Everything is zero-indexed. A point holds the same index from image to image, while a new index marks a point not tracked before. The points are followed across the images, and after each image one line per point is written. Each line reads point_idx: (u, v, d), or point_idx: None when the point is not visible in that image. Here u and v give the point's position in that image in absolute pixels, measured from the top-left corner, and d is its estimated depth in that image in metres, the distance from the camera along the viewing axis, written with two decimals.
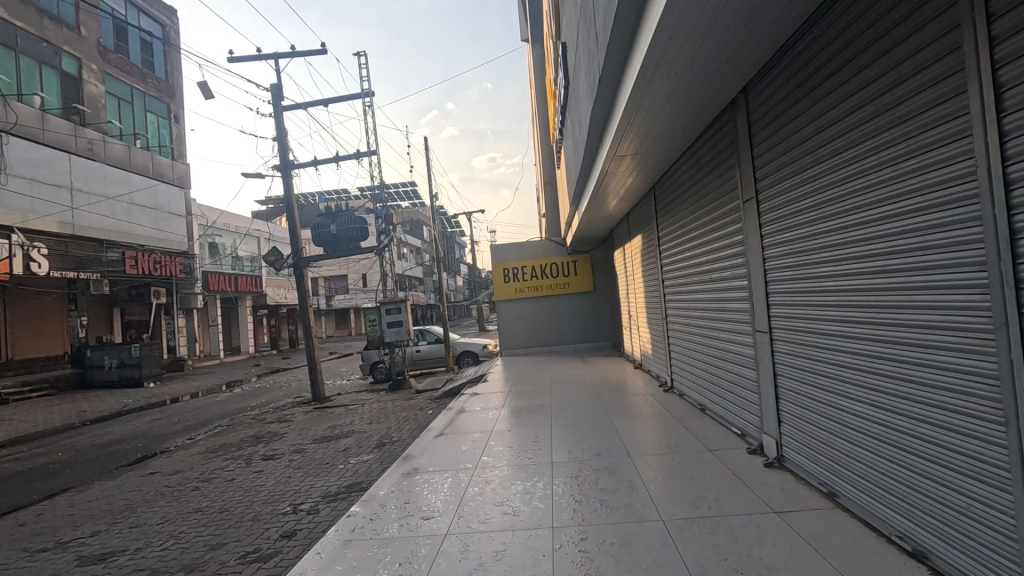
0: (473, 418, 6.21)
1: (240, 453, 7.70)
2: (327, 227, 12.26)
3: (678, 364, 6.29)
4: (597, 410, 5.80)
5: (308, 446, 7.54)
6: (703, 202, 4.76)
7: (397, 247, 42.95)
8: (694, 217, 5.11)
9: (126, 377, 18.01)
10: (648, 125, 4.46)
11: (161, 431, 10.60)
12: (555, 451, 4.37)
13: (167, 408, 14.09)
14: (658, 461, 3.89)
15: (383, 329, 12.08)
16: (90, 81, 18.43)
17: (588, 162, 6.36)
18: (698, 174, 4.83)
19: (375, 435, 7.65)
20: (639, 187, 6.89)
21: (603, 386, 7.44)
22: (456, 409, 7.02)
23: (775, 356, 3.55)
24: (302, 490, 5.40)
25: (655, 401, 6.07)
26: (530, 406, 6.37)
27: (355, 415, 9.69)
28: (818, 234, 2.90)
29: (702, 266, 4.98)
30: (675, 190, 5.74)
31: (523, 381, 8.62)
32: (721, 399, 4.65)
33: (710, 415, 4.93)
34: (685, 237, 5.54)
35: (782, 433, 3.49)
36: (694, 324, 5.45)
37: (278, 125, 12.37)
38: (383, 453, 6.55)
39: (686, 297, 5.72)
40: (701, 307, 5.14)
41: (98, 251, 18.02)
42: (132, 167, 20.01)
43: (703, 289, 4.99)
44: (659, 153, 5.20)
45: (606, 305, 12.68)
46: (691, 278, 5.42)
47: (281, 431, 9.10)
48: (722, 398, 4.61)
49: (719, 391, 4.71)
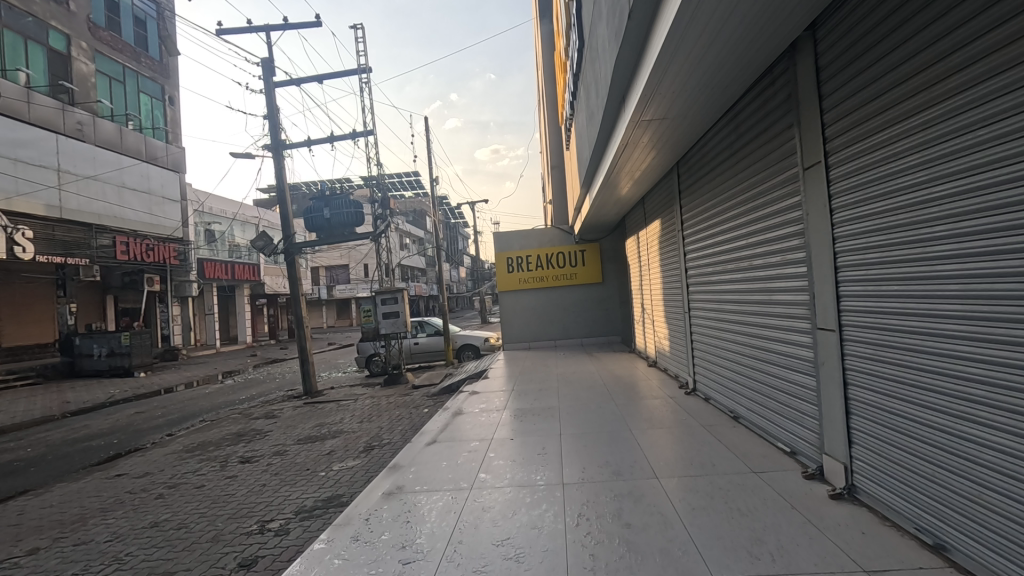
0: (471, 421, 5.54)
1: (217, 454, 7.05)
2: (320, 212, 11.56)
3: (702, 364, 5.62)
4: (609, 414, 5.15)
5: (291, 448, 6.86)
6: (745, 177, 4.03)
7: (398, 236, 42.12)
8: (730, 195, 4.39)
9: (114, 366, 17.41)
10: (681, 83, 3.72)
11: (141, 425, 9.97)
12: (567, 469, 3.67)
13: (154, 400, 13.46)
14: (692, 485, 3.19)
15: (379, 320, 11.40)
16: (79, 59, 17.72)
17: (604, 133, 5.66)
18: (738, 143, 4.10)
19: (365, 436, 6.99)
20: (659, 164, 6.18)
21: (615, 384, 6.78)
22: (452, 410, 6.35)
23: (846, 363, 2.85)
24: (275, 504, 4.72)
25: (677, 406, 5.35)
26: (536, 408, 5.70)
27: (346, 412, 9.02)
28: (928, 202, 2.26)
29: (739, 252, 4.29)
30: (705, 164, 5.00)
31: (528, 378, 7.89)
32: (763, 407, 3.95)
33: (747, 426, 4.21)
34: (716, 218, 4.81)
35: (854, 457, 2.82)
36: (725, 319, 4.78)
37: (269, 103, 11.66)
38: (370, 458, 5.87)
39: (716, 288, 5.00)
40: (737, 299, 4.41)
41: (88, 237, 17.41)
42: (124, 149, 19.33)
43: (741, 277, 4.28)
44: (689, 121, 4.46)
45: (615, 297, 11.96)
46: (724, 267, 4.70)
47: (266, 429, 8.45)
48: (763, 407, 3.95)
49: (759, 397, 4.01)
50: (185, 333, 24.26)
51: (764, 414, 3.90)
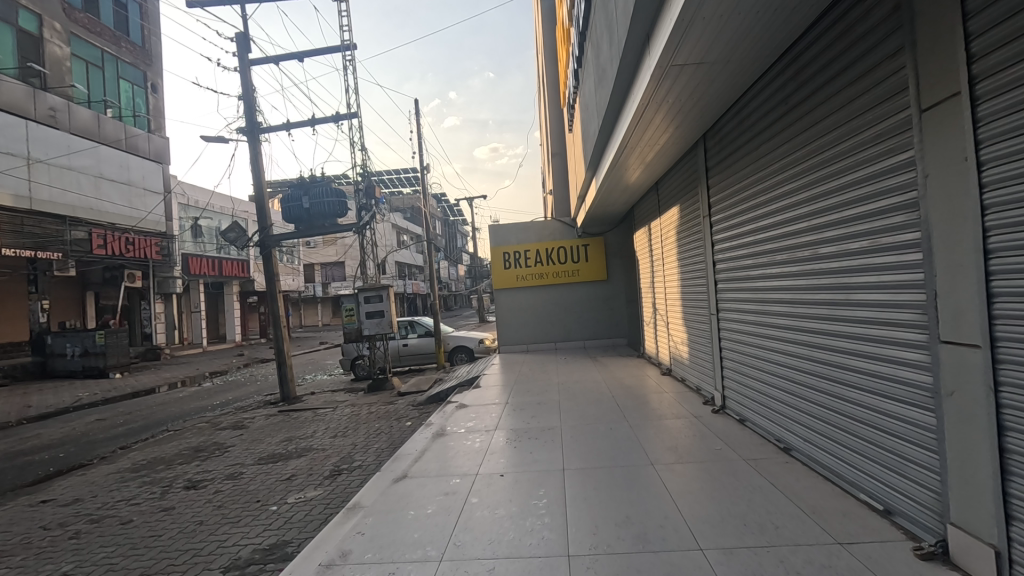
0: (455, 446, 4.57)
1: (164, 476, 6.06)
2: (299, 201, 10.61)
3: (731, 376, 4.69)
4: (621, 439, 4.22)
5: (248, 470, 5.86)
6: (806, 142, 3.08)
7: (395, 233, 41.14)
8: (782, 165, 3.42)
9: (88, 366, 16.40)
10: (730, 12, 2.71)
11: (97, 435, 8.98)
12: (572, 533, 2.68)
13: (123, 404, 12.46)
14: (754, 567, 2.22)
15: (362, 320, 10.44)
16: (52, 41, 16.70)
17: (618, 95, 4.70)
18: (798, 95, 3.13)
19: (335, 456, 6.02)
20: (682, 139, 5.23)
21: (625, 397, 5.83)
22: (435, 429, 5.38)
23: (1001, 400, 1.87)
24: (203, 555, 3.73)
25: (703, 429, 4.37)
26: (533, 429, 4.75)
27: (320, 423, 8.03)
28: None
29: (793, 240, 3.36)
30: (744, 131, 4.01)
31: (525, 389, 6.87)
32: (829, 440, 3.02)
33: (804, 462, 3.30)
34: (759, 197, 3.84)
35: (1014, 540, 1.85)
36: (768, 323, 3.83)
37: (244, 81, 10.66)
38: (334, 488, 4.88)
39: (755, 285, 4.04)
40: (791, 297, 3.43)
41: (60, 229, 16.40)
42: (102, 138, 18.33)
43: (798, 271, 3.32)
44: (730, 71, 3.47)
45: (621, 296, 10.99)
46: (769, 259, 3.73)
47: (229, 443, 7.48)
48: (830, 440, 3.02)
49: (824, 426, 3.06)
50: (170, 331, 23.25)
51: (835, 453, 2.95)
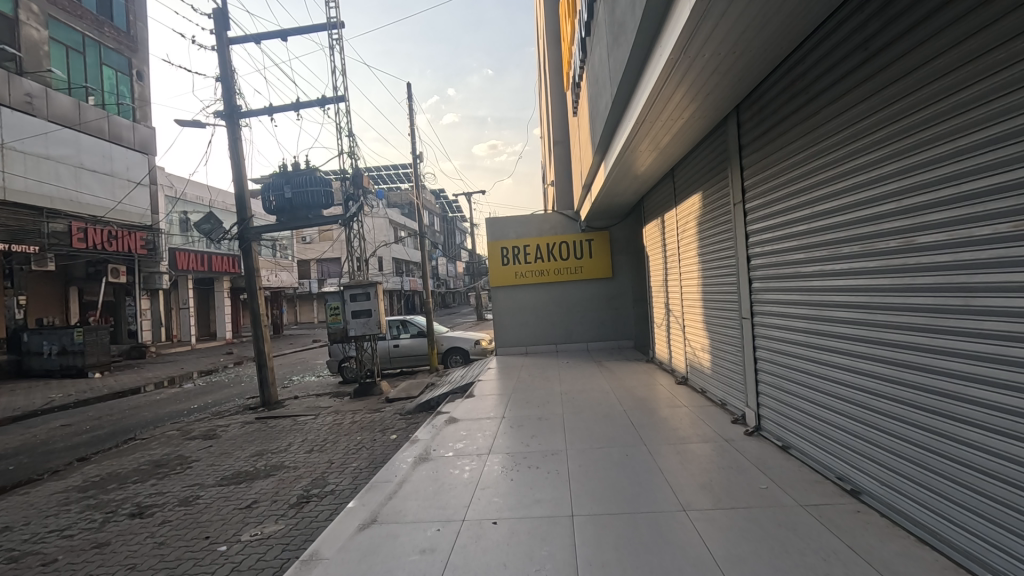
0: (441, 475, 3.82)
1: (111, 499, 5.30)
2: (281, 191, 9.85)
3: (770, 393, 3.97)
4: (642, 469, 3.50)
5: (205, 493, 5.10)
6: (904, 107, 2.44)
7: (391, 228, 40.34)
8: (861, 137, 2.76)
9: (66, 365, 15.61)
10: None
11: (56, 444, 8.23)
12: None
13: (96, 408, 11.70)
14: None
15: (347, 320, 9.70)
16: (29, 24, 15.88)
17: (639, 56, 3.97)
18: (886, 43, 2.52)
19: (307, 477, 5.27)
20: (708, 116, 4.52)
21: (638, 411, 5.11)
22: (420, 450, 4.62)
23: None
24: None
25: (740, 457, 3.64)
26: (535, 454, 4.02)
27: (298, 434, 7.29)
28: None
29: (871, 232, 2.71)
30: (803, 96, 3.30)
31: (525, 399, 6.15)
32: (928, 473, 2.43)
33: (885, 500, 2.70)
34: (817, 178, 3.17)
35: None
36: (828, 332, 3.13)
37: (222, 62, 9.89)
38: (299, 521, 4.12)
39: (807, 285, 3.32)
40: (869, 299, 2.75)
41: (37, 221, 15.57)
42: (82, 126, 17.54)
43: (881, 267, 2.65)
44: (790, 12, 2.80)
45: (627, 296, 10.24)
46: (836, 252, 3.02)
47: (195, 456, 6.73)
48: (928, 475, 2.42)
49: (919, 456, 2.47)
50: (156, 329, 22.48)
51: (946, 497, 2.33)
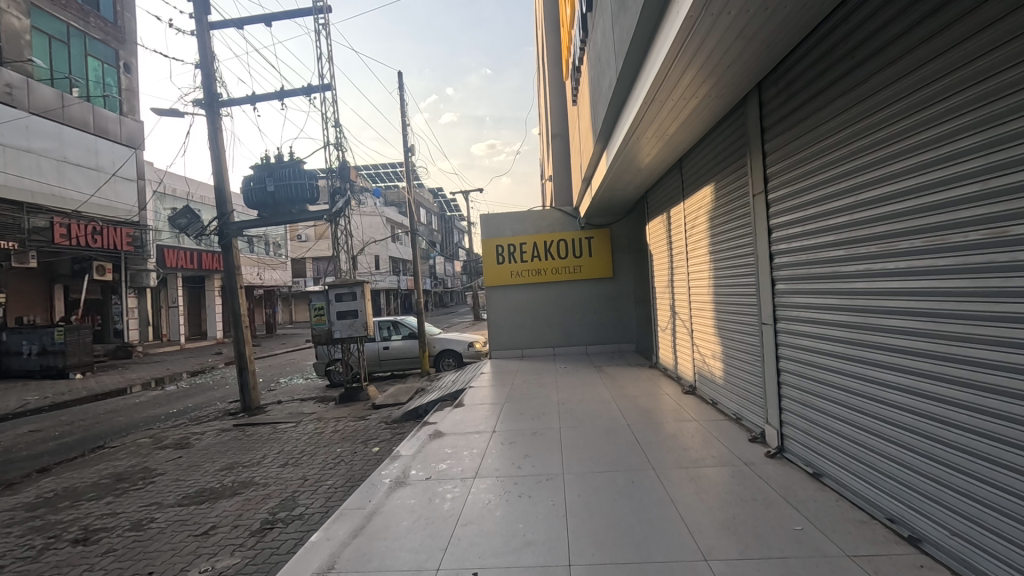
0: (418, 506, 3.30)
1: (57, 521, 4.77)
2: (263, 185, 9.31)
3: (795, 409, 3.47)
4: (653, 502, 2.99)
5: (161, 516, 4.58)
6: (994, 63, 1.95)
7: (388, 226, 39.89)
8: (926, 108, 2.27)
9: (46, 366, 15.08)
10: None
11: (19, 452, 7.70)
12: None
13: (72, 411, 11.17)
14: None
15: (332, 321, 9.18)
16: (9, 12, 15.31)
17: (650, 25, 3.45)
18: None
19: (275, 497, 4.75)
20: (726, 96, 4.01)
21: (644, 427, 4.60)
22: (398, 470, 4.10)
23: None
24: None
25: (767, 486, 3.13)
26: (528, 479, 3.51)
27: (274, 445, 6.77)
28: None
29: (944, 223, 2.20)
30: (843, 65, 2.80)
31: (519, 410, 5.65)
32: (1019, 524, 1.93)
33: (953, 550, 2.21)
34: (866, 161, 2.66)
35: None
36: (877, 345, 2.63)
37: (202, 47, 9.36)
38: (257, 554, 3.61)
39: (851, 289, 2.81)
40: (939, 303, 2.25)
41: (17, 216, 15.00)
42: (66, 119, 17.00)
43: (957, 265, 2.15)
44: None
45: (629, 297, 9.74)
46: (892, 247, 2.51)
47: (161, 469, 6.21)
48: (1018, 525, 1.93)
49: (1005, 500, 1.97)
50: (143, 328, 21.91)
51: None
